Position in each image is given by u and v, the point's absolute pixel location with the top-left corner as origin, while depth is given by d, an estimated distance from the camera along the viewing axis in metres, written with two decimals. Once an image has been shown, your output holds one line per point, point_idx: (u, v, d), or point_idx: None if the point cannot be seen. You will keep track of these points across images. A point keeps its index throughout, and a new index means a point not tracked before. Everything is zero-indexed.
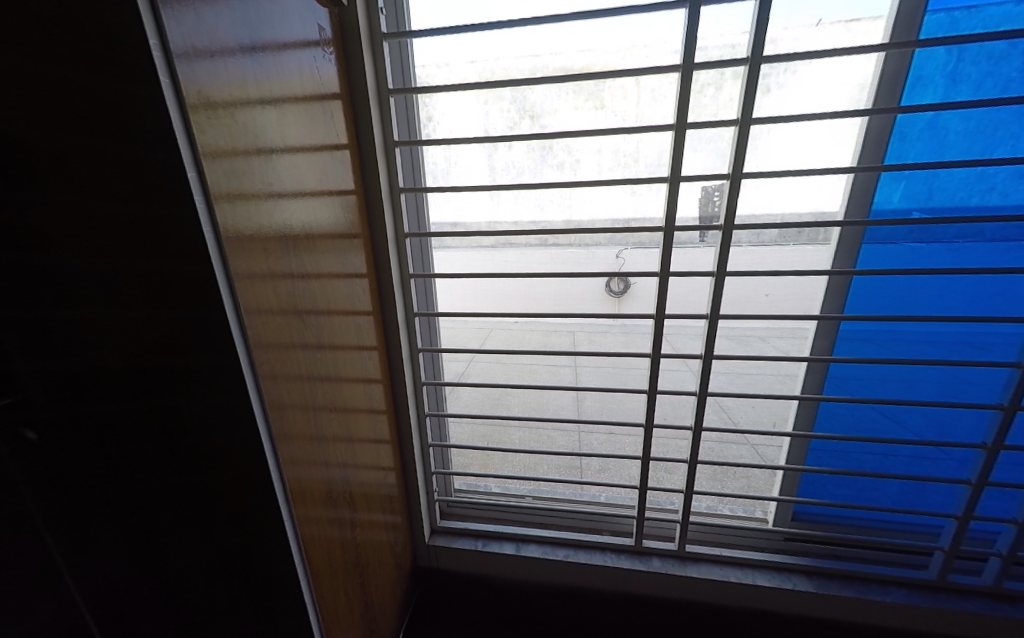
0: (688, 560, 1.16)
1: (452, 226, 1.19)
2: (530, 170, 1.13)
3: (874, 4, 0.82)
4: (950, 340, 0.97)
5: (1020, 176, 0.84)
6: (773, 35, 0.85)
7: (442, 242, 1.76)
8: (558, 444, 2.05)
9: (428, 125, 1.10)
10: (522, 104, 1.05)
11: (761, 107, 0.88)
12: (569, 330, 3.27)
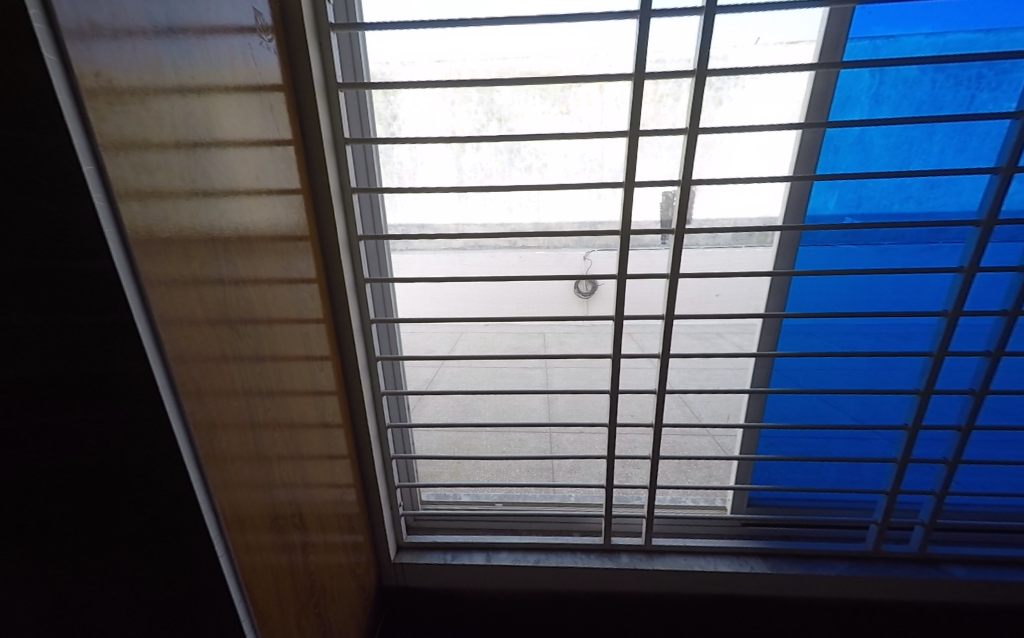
0: (654, 553, 1.19)
1: (420, 228, 1.16)
2: (498, 172, 1.11)
3: (806, 29, 0.88)
4: (879, 334, 1.06)
5: (930, 185, 0.93)
6: (725, 51, 0.89)
7: (407, 246, 1.71)
8: (529, 447, 2.05)
9: (393, 124, 1.06)
10: (489, 105, 1.03)
11: (714, 118, 0.92)
12: (539, 333, 3.31)
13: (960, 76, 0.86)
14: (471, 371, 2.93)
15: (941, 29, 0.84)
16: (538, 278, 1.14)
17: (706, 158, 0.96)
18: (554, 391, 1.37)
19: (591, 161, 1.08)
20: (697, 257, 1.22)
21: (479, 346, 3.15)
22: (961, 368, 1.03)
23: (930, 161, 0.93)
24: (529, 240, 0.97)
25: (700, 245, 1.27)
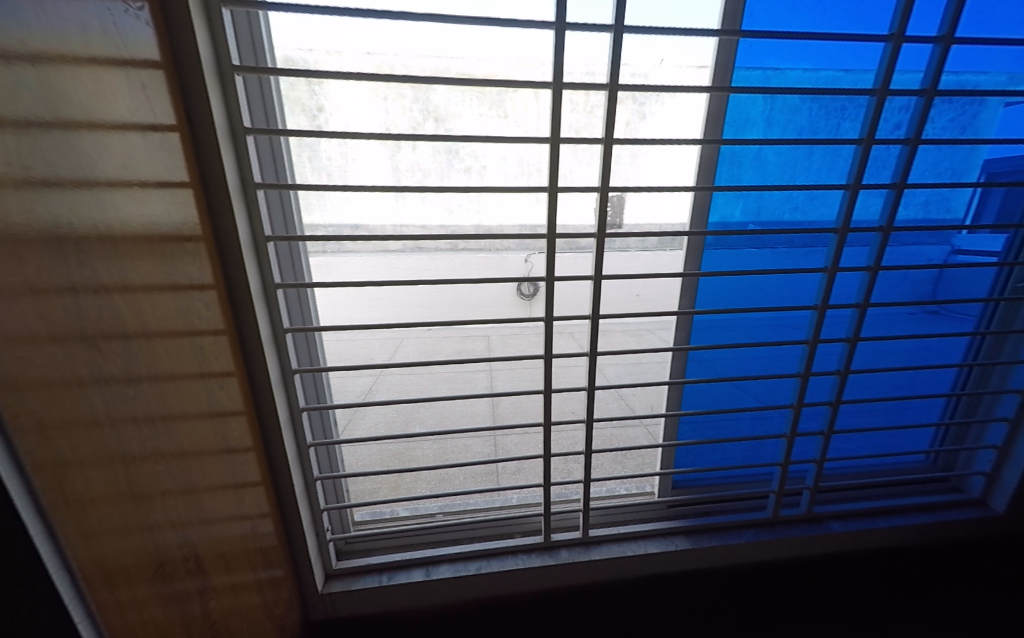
0: (592, 544, 1.23)
1: (353, 230, 1.09)
2: (437, 173, 1.07)
3: (699, 55, 0.95)
4: (774, 326, 1.21)
5: (806, 198, 1.09)
6: (642, 71, 0.93)
7: (338, 248, 1.60)
8: (474, 452, 2.03)
9: (320, 117, 0.98)
10: (425, 105, 0.99)
11: (640, 130, 0.97)
12: (483, 336, 3.31)
13: (825, 108, 1.02)
14: (413, 378, 2.83)
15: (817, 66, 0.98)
16: (477, 281, 1.12)
17: (632, 163, 1.03)
18: (496, 394, 1.37)
19: (527, 165, 1.10)
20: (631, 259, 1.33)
21: (421, 352, 3.06)
22: (829, 352, 1.22)
23: (806, 177, 1.08)
24: (471, 242, 0.96)
25: (630, 248, 1.35)
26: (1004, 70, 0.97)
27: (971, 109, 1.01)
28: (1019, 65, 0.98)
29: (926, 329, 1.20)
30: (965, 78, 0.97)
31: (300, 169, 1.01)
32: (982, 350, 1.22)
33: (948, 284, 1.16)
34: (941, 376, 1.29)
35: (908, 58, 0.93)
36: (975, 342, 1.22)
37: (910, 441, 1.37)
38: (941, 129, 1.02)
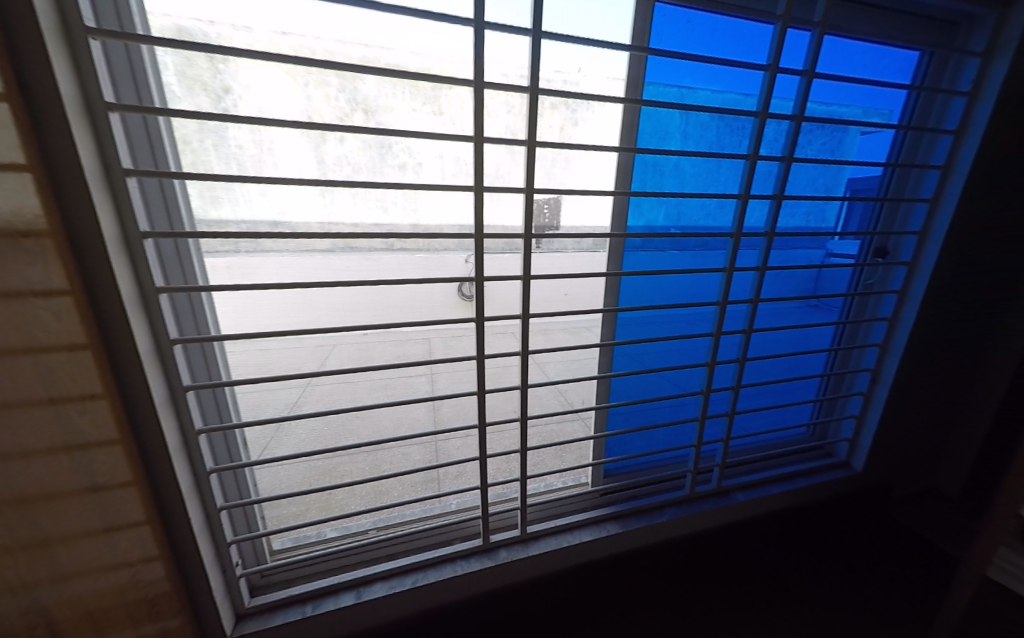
0: (530, 540, 1.25)
1: (272, 225, 1.00)
2: (368, 168, 1.01)
3: (614, 68, 1.00)
4: (687, 320, 1.33)
5: (709, 205, 1.21)
6: (575, 78, 0.96)
7: (253, 248, 1.44)
8: (414, 459, 1.95)
9: (227, 98, 0.86)
10: (353, 96, 0.94)
11: (574, 136, 0.99)
12: (424, 339, 3.22)
13: (723, 125, 1.13)
14: (346, 387, 2.66)
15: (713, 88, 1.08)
16: (411, 282, 1.08)
17: (561, 167, 1.05)
18: (433, 399, 1.33)
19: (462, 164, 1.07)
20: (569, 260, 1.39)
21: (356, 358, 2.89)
22: (729, 342, 1.38)
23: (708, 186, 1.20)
24: (407, 241, 0.92)
25: (568, 249, 1.39)
26: (856, 103, 1.16)
27: (833, 134, 1.20)
28: (867, 99, 1.18)
29: (804, 319, 1.40)
30: (828, 107, 1.15)
31: (202, 157, 0.88)
32: (846, 336, 1.45)
33: (818, 281, 1.38)
34: (817, 359, 1.53)
35: (782, 86, 1.08)
36: (842, 330, 1.45)
37: (797, 417, 1.60)
38: (814, 150, 1.20)
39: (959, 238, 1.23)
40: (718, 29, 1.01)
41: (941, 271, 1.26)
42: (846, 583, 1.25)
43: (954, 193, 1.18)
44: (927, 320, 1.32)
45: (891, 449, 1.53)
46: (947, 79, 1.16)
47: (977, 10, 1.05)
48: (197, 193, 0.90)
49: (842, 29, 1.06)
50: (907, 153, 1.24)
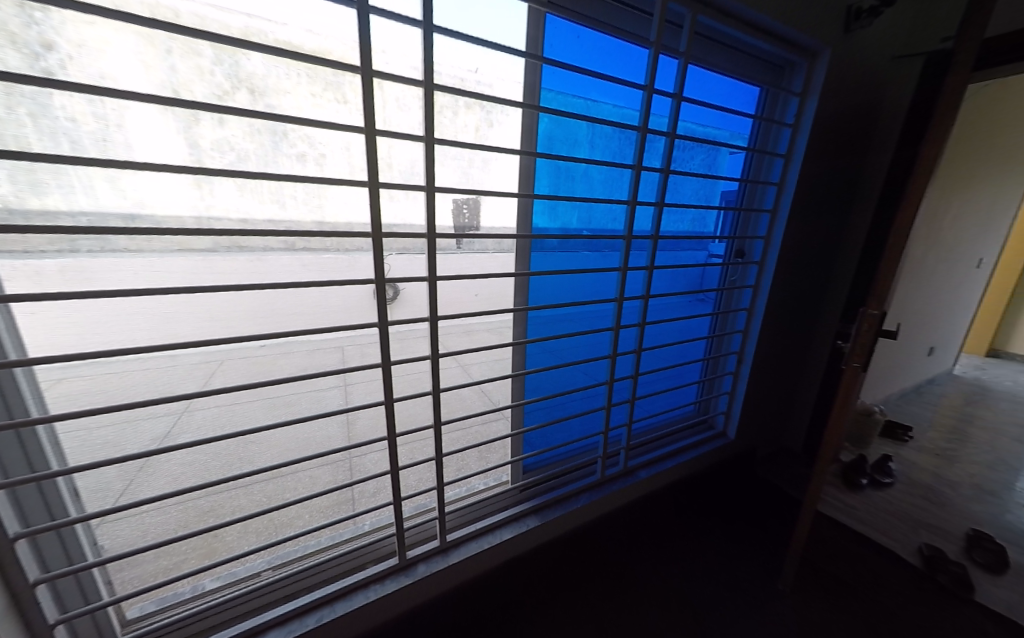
0: (450, 548, 1.21)
1: (128, 217, 0.93)
2: (258, 156, 0.96)
3: (509, 73, 1.02)
4: (592, 316, 1.42)
5: (606, 210, 1.31)
6: (486, 81, 1.01)
7: (97, 247, 1.17)
8: (324, 481, 1.76)
9: (50, 57, 0.70)
10: (234, 71, 0.90)
11: (489, 137, 1.02)
12: (335, 348, 2.97)
13: (614, 136, 1.23)
14: (239, 407, 2.31)
15: (605, 100, 1.16)
16: (311, 286, 0.96)
17: (471, 170, 1.06)
18: (346, 412, 1.20)
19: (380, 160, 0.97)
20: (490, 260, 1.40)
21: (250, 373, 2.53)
22: (628, 335, 1.52)
23: (605, 190, 1.29)
24: (311, 239, 0.81)
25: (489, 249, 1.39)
26: (717, 125, 1.36)
27: (701, 152, 1.39)
28: (726, 122, 1.39)
29: (687, 312, 1.60)
30: (695, 127, 1.32)
31: (14, 128, 0.70)
32: (719, 325, 1.70)
33: (695, 278, 1.59)
34: (698, 346, 1.76)
35: (657, 105, 1.22)
36: (716, 320, 1.69)
37: (685, 397, 1.82)
38: (688, 163, 1.38)
39: (790, 243, 1.53)
40: (603, 46, 1.09)
41: (779, 268, 1.55)
42: (724, 537, 1.47)
43: (786, 206, 1.45)
44: (773, 308, 1.61)
45: (754, 418, 1.83)
46: (778, 111, 1.42)
47: (795, 58, 1.30)
48: (7, 177, 0.71)
49: (700, 61, 1.23)
50: (755, 171, 1.50)
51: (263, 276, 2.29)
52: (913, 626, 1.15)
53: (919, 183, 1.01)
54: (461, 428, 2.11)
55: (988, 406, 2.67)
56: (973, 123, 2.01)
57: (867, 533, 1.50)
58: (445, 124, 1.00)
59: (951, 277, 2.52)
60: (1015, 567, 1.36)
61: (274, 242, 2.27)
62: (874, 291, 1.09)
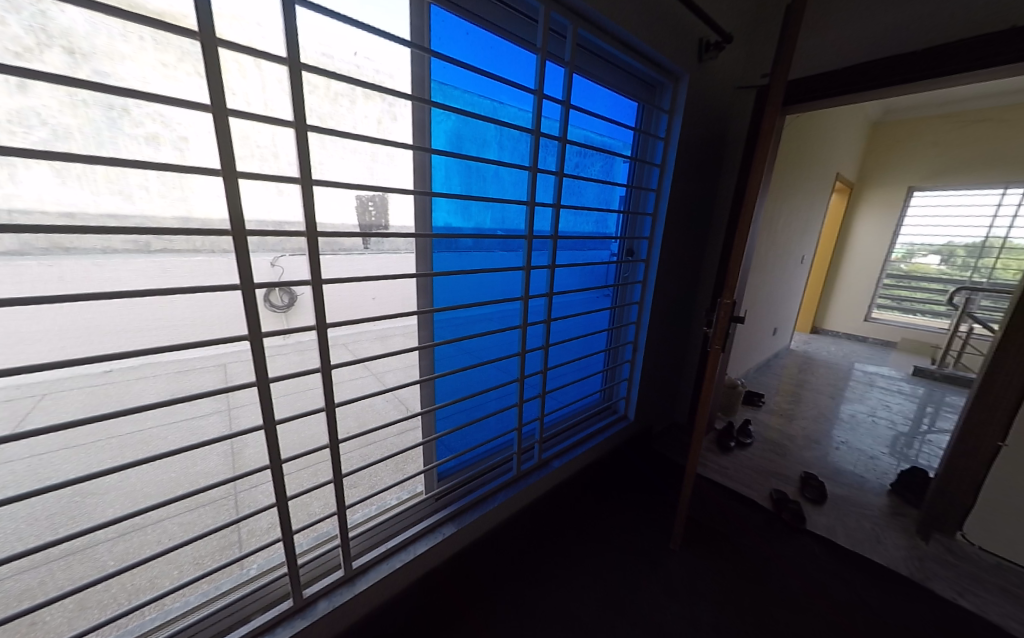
0: (357, 576, 1.11)
1: None
2: (89, 139, 0.82)
3: (395, 63, 0.98)
4: (501, 315, 1.43)
5: (508, 211, 1.33)
6: (387, 71, 0.98)
7: None
8: (199, 525, 1.48)
9: None
10: (41, 22, 0.71)
11: (392, 132, 1.03)
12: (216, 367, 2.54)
13: (510, 137, 1.25)
14: (73, 450, 1.82)
15: (501, 102, 1.17)
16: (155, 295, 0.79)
17: (375, 163, 1.06)
18: (230, 437, 0.99)
19: (260, 147, 0.91)
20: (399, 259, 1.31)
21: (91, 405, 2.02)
22: (536, 332, 1.57)
23: (506, 191, 1.31)
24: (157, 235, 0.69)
25: (398, 250, 1.32)
26: (604, 134, 1.47)
27: (591, 158, 1.49)
28: (612, 132, 1.51)
29: (588, 307, 1.72)
30: (584, 134, 1.42)
31: None
32: (616, 318, 1.85)
33: (594, 276, 1.71)
34: (601, 338, 1.89)
35: (548, 110, 1.27)
36: (614, 313, 1.84)
37: (592, 387, 1.95)
38: (581, 168, 1.47)
39: (668, 243, 1.74)
40: (492, 47, 1.10)
41: (661, 265, 1.75)
42: (627, 511, 1.62)
43: (663, 210, 1.65)
44: (658, 301, 1.82)
45: (649, 400, 2.05)
46: (652, 125, 1.60)
47: (663, 79, 1.48)
48: None
49: (584, 73, 1.32)
50: (637, 177, 1.67)
51: (105, 284, 1.86)
52: (766, 559, 1.41)
53: (753, 195, 1.22)
54: (372, 441, 1.97)
55: (812, 372, 3.41)
56: (792, 148, 2.53)
57: (734, 487, 1.79)
58: (343, 113, 0.98)
59: (785, 271, 3.15)
60: (831, 497, 1.75)
61: (121, 242, 1.38)
62: (726, 284, 1.29)
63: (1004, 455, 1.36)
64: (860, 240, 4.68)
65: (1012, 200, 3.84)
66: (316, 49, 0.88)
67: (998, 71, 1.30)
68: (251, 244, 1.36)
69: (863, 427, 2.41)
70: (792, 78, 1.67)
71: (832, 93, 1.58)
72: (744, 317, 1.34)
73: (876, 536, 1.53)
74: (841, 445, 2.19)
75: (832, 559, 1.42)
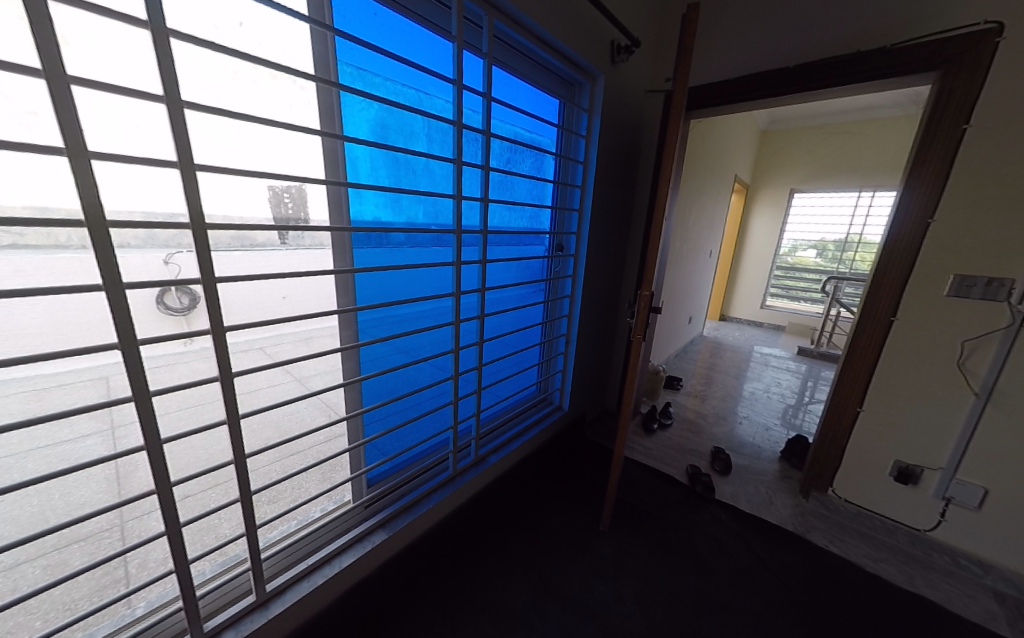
0: (271, 599, 1.03)
1: None
2: None
3: (293, 38, 0.90)
4: (433, 312, 1.39)
5: (435, 205, 1.29)
6: (289, 49, 0.89)
7: None
8: (70, 565, 1.28)
9: None
10: None
11: (299, 116, 0.94)
12: (105, 379, 2.28)
13: (432, 129, 1.21)
14: None
15: (420, 90, 1.13)
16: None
17: (285, 151, 0.97)
18: (114, 459, 0.82)
19: (139, 129, 0.79)
20: (314, 256, 1.23)
21: None
22: (471, 328, 1.56)
23: (434, 185, 1.26)
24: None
25: (314, 245, 1.20)
26: (529, 130, 1.50)
27: (518, 153, 1.51)
28: (538, 129, 1.54)
29: (521, 302, 1.74)
30: (509, 128, 1.42)
31: None
32: (549, 312, 1.91)
33: (527, 271, 1.73)
34: (535, 332, 1.94)
35: (470, 102, 1.26)
36: (547, 307, 1.90)
37: (528, 380, 1.99)
38: (508, 163, 1.48)
39: (594, 238, 1.82)
40: (406, 32, 1.07)
41: (589, 260, 1.83)
42: (563, 499, 1.69)
43: (588, 207, 1.73)
44: (587, 294, 1.91)
45: (581, 389, 2.14)
46: (574, 123, 1.66)
47: (580, 78, 1.54)
48: None
49: (504, 66, 1.32)
50: (563, 173, 1.72)
51: None
52: (681, 529, 1.56)
53: (664, 193, 1.32)
54: (292, 452, 1.84)
55: (721, 356, 3.81)
56: (697, 149, 2.77)
57: (658, 467, 1.94)
58: (243, 93, 0.88)
59: (696, 264, 3.48)
60: (735, 467, 1.97)
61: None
62: (644, 278, 1.38)
63: (861, 417, 1.63)
64: (757, 236, 5.29)
65: (865, 202, 4.59)
66: (201, 19, 0.78)
67: (848, 89, 1.55)
68: (127, 239, 1.19)
69: (761, 402, 2.74)
70: (692, 83, 1.83)
71: (726, 101, 1.76)
72: (661, 307, 1.45)
73: (770, 498, 1.76)
74: (744, 420, 2.48)
75: (735, 523, 1.61)
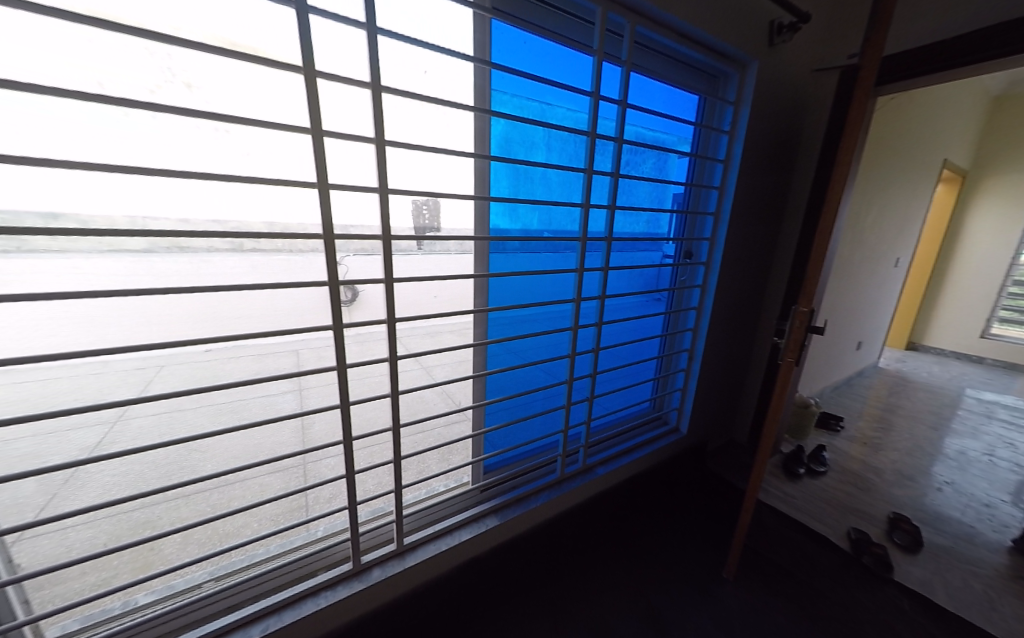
0: (407, 552, 1.21)
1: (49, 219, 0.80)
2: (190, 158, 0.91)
3: (461, 77, 1.06)
4: (553, 316, 1.45)
5: (562, 214, 1.35)
6: (456, 87, 1.06)
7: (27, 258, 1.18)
8: (276, 487, 1.75)
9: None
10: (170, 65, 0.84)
11: (458, 142, 1.10)
12: (292, 353, 3.09)
13: (566, 141, 1.27)
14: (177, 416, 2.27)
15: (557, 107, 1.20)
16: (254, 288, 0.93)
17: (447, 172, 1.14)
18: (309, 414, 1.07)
19: None
20: (453, 260, 1.40)
21: (196, 379, 2.61)
22: (587, 334, 1.56)
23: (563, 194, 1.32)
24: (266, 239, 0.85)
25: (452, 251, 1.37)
26: (662, 132, 1.44)
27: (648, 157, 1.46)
28: (674, 131, 1.48)
29: (640, 311, 1.67)
30: (641, 132, 1.39)
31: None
32: (671, 324, 1.78)
33: (649, 279, 1.65)
34: (653, 344, 1.83)
35: (604, 111, 1.28)
36: (668, 319, 1.77)
37: (642, 395, 1.89)
38: (638, 168, 1.45)
39: (731, 243, 1.63)
40: (549, 53, 1.15)
41: (723, 268, 1.65)
42: (678, 530, 1.55)
43: (726, 210, 1.56)
44: (719, 307, 1.71)
45: (704, 411, 1.93)
46: (715, 120, 1.53)
47: (728, 68, 1.41)
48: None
49: (642, 70, 1.31)
50: (698, 174, 1.60)
51: (208, 278, 2.25)
52: (840, 605, 1.26)
53: (837, 192, 1.11)
54: (421, 430, 2.14)
55: (906, 395, 2.96)
56: (885, 133, 2.23)
57: (805, 520, 1.61)
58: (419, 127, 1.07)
59: (875, 275, 2.79)
60: (927, 544, 1.50)
61: (223, 243, 1.74)
62: (803, 291, 1.18)
63: None
64: (977, 240, 3.95)
65: None
66: (400, 73, 0.99)
67: None
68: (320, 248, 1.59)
69: (976, 466, 2.03)
70: (885, 55, 1.49)
71: (941, 68, 1.38)
72: (823, 328, 1.21)
73: (990, 601, 1.29)
74: (946, 485, 1.87)
75: (927, 619, 1.23)
